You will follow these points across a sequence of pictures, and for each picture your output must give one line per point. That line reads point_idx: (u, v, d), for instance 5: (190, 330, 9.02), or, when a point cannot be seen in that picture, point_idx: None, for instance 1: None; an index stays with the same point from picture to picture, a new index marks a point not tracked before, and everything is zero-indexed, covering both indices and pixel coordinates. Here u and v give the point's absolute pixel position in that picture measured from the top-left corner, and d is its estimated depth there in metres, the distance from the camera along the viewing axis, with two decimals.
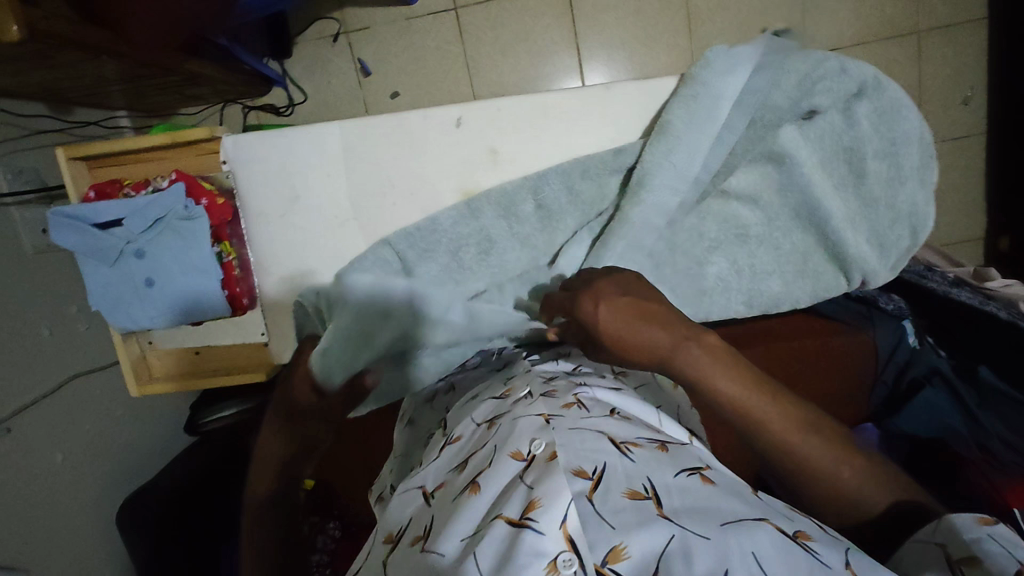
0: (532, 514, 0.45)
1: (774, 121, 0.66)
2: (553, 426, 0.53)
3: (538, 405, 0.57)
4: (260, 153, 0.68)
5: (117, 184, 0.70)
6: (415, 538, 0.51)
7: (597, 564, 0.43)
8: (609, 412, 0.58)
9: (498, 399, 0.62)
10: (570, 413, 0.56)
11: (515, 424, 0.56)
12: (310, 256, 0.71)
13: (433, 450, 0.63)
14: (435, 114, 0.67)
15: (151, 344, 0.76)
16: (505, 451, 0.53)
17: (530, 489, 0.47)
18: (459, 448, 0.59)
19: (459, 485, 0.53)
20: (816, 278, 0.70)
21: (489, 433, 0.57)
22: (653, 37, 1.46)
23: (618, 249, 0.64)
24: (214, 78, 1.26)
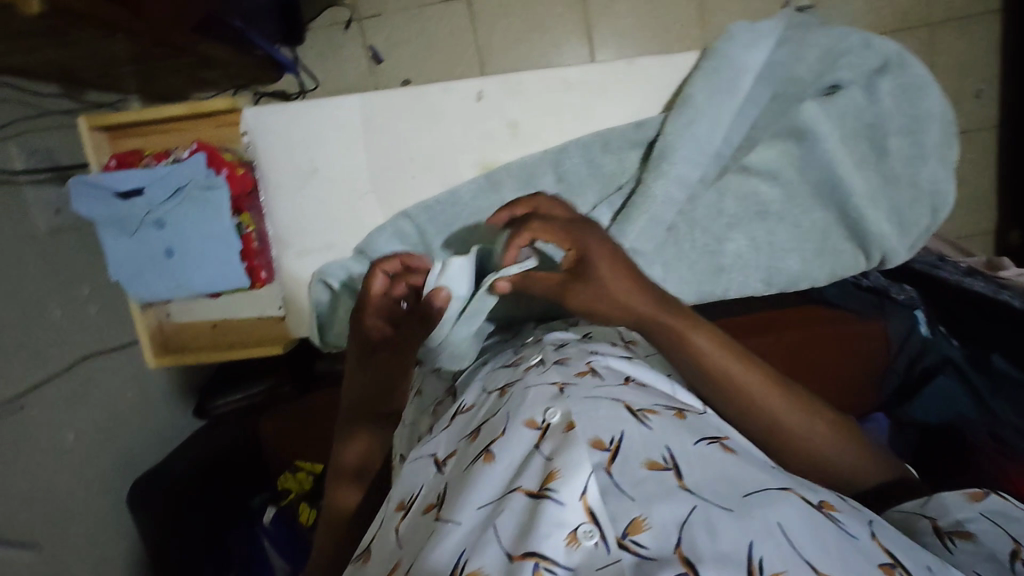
0: (551, 485, 0.42)
1: (794, 98, 0.65)
2: (568, 395, 0.49)
3: (551, 372, 0.54)
4: (280, 125, 0.68)
5: (139, 154, 0.70)
6: (429, 507, 0.48)
7: (619, 536, 0.40)
8: (623, 380, 0.54)
9: (509, 367, 0.60)
10: (585, 381, 0.52)
11: (524, 394, 0.51)
12: (329, 229, 0.71)
13: (444, 417, 0.60)
14: (456, 88, 0.68)
15: (169, 316, 0.77)
16: (520, 417, 0.49)
17: (548, 460, 0.44)
18: (470, 417, 0.55)
19: (471, 455, 0.49)
20: (836, 257, 0.70)
21: (500, 401, 0.53)
22: (665, 25, 1.46)
23: (640, 224, 0.64)
24: (225, 61, 1.26)
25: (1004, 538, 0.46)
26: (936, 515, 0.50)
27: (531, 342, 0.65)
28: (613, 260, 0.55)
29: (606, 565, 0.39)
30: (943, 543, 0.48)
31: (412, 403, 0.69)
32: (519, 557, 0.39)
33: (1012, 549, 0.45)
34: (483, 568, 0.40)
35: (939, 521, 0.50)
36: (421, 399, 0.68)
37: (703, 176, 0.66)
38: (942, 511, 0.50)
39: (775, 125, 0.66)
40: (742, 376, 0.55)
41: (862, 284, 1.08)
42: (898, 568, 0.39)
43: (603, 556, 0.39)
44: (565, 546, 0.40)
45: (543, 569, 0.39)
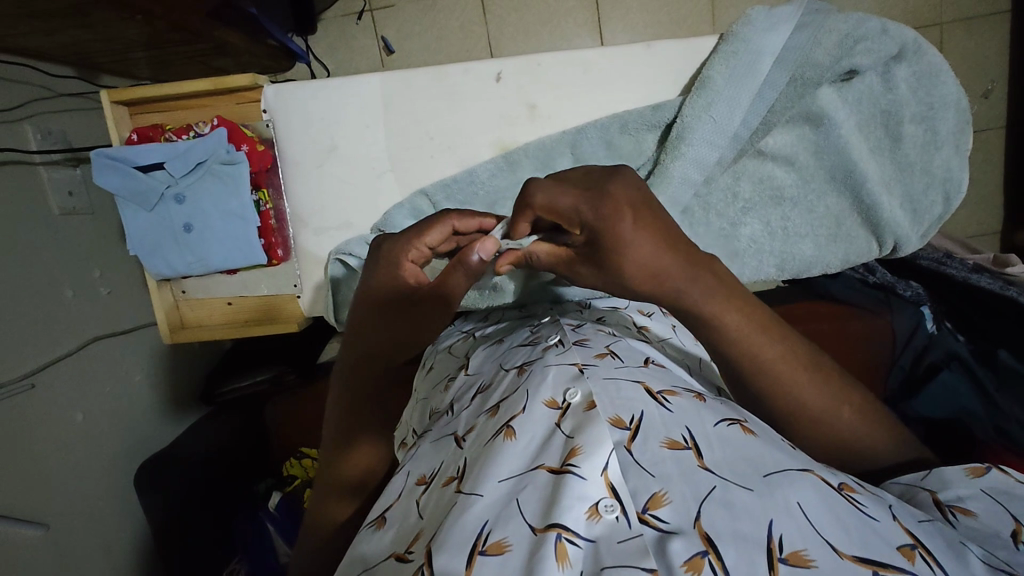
0: (573, 460, 0.42)
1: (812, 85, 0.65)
2: (587, 375, 0.50)
3: (571, 353, 0.54)
4: (301, 103, 0.69)
5: (159, 129, 0.71)
6: (448, 480, 0.48)
7: (639, 511, 0.40)
8: (643, 362, 0.55)
9: (527, 347, 0.60)
10: (603, 362, 0.53)
11: (543, 371, 0.52)
12: (346, 207, 0.71)
13: (461, 394, 0.60)
14: (476, 68, 0.68)
15: (185, 293, 0.77)
16: (541, 395, 0.49)
17: (569, 437, 0.44)
18: (488, 393, 0.56)
19: (490, 431, 0.49)
20: (849, 242, 0.71)
21: (519, 379, 0.54)
22: (675, 19, 1.47)
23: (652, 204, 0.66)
24: (238, 48, 1.27)
25: (1006, 517, 0.45)
26: (936, 489, 0.50)
27: (546, 323, 0.66)
28: (640, 236, 0.48)
29: (627, 538, 0.38)
30: (941, 512, 0.47)
31: (425, 378, 0.70)
32: (542, 530, 0.39)
33: (1014, 529, 0.44)
34: (507, 540, 0.39)
35: (939, 493, 0.49)
36: (433, 375, 0.69)
37: (721, 158, 0.66)
38: (942, 486, 0.50)
39: (792, 107, 0.66)
40: (769, 354, 0.53)
41: (869, 280, 1.11)
42: (919, 550, 0.39)
43: (624, 530, 0.39)
44: (586, 519, 0.40)
45: (565, 541, 0.38)
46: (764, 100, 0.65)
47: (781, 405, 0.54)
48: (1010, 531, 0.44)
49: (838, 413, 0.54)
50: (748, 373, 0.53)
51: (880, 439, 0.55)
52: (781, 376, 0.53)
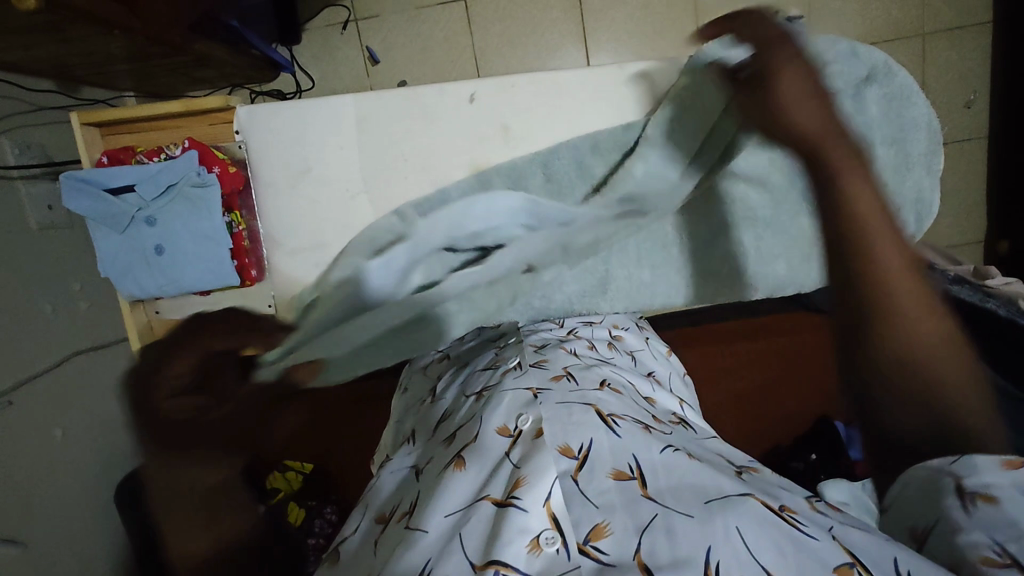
0: (517, 492, 0.43)
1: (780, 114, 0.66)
2: (541, 400, 0.51)
3: (526, 377, 0.55)
4: (273, 126, 0.69)
5: (130, 151, 0.70)
6: (401, 515, 0.49)
7: (580, 543, 0.41)
8: (599, 384, 0.55)
9: (487, 369, 0.60)
10: (559, 385, 0.54)
11: (498, 398, 0.53)
12: (319, 229, 0.71)
13: (426, 423, 0.60)
14: (449, 90, 0.68)
15: (157, 313, 0.76)
16: (492, 423, 0.50)
17: (516, 467, 0.45)
18: (449, 421, 0.57)
19: (445, 459, 0.50)
20: (822, 263, 0.71)
21: (477, 406, 0.54)
22: (660, 32, 1.47)
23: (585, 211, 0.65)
24: (221, 60, 1.26)
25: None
26: (961, 473, 0.46)
27: (510, 343, 0.66)
28: (805, 79, 0.51)
29: (566, 570, 0.39)
30: (962, 502, 0.44)
31: (398, 402, 0.73)
32: (481, 566, 0.39)
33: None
34: None
35: (963, 478, 0.45)
36: (408, 397, 0.70)
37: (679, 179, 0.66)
38: (970, 471, 0.45)
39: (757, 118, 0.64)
40: (868, 254, 0.51)
41: (854, 291, 1.10)
42: (858, 567, 0.36)
43: (563, 562, 0.39)
44: (527, 553, 0.40)
45: None
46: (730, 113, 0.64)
47: (854, 314, 0.52)
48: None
49: (917, 346, 0.50)
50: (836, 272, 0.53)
51: (958, 403, 0.49)
52: (884, 264, 0.51)
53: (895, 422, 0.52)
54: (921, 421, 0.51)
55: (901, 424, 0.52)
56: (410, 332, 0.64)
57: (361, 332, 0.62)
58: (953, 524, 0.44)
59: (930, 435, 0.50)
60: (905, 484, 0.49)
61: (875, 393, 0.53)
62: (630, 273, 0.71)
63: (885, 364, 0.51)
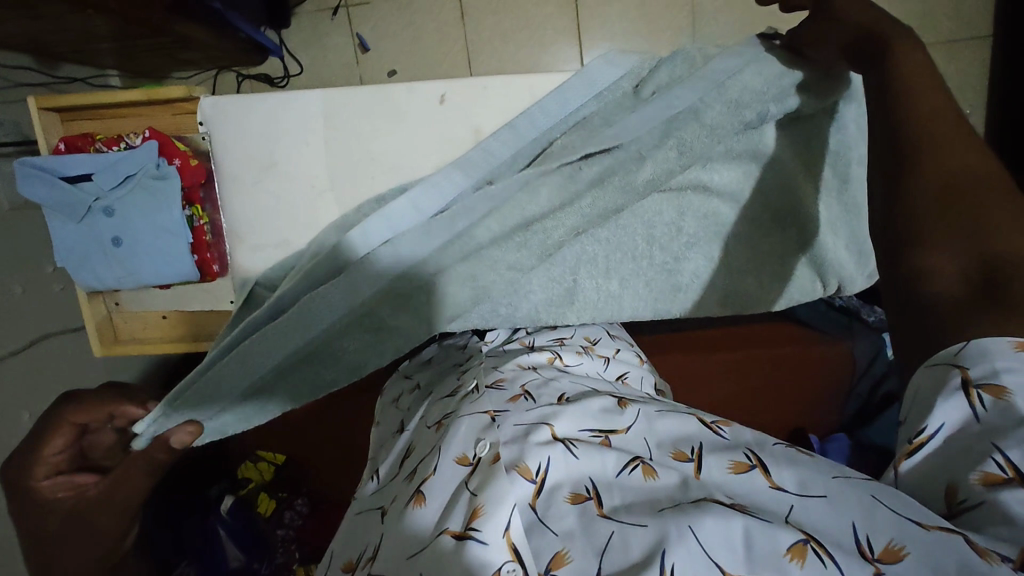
0: (475, 523, 0.42)
1: (722, 134, 0.59)
2: (499, 424, 0.50)
3: (483, 400, 0.55)
4: (238, 117, 0.66)
5: (89, 138, 0.68)
6: (365, 562, 0.48)
7: (540, 572, 0.39)
8: (557, 399, 0.54)
9: (450, 397, 0.60)
10: (516, 407, 0.53)
11: (456, 425, 0.52)
12: (284, 226, 0.70)
13: (395, 458, 0.59)
14: (420, 88, 0.66)
15: (118, 305, 0.75)
16: (451, 453, 0.49)
17: (472, 497, 0.44)
18: (413, 456, 0.55)
19: (407, 495, 0.49)
20: (794, 283, 0.72)
21: (437, 435, 0.53)
22: (654, 32, 1.45)
23: (495, 221, 0.53)
24: (204, 42, 1.24)
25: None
26: (967, 364, 0.34)
27: (472, 365, 0.65)
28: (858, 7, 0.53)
29: None
30: (966, 399, 0.34)
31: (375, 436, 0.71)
32: None
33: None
34: None
35: (970, 370, 0.34)
36: (381, 432, 0.68)
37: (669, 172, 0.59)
38: (975, 357, 0.34)
39: (693, 129, 0.57)
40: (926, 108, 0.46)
41: (835, 304, 1.26)
42: (811, 543, 0.35)
43: None
44: None
45: None
46: (672, 122, 0.57)
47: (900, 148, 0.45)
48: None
49: (965, 189, 0.41)
50: (880, 120, 0.47)
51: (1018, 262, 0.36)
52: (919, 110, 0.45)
53: (922, 259, 0.39)
54: (957, 265, 0.38)
55: (935, 267, 0.39)
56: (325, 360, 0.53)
57: (269, 353, 0.51)
58: (959, 435, 0.34)
59: (973, 289, 0.36)
60: (919, 376, 0.37)
61: (905, 224, 0.42)
62: (598, 285, 0.68)
63: (928, 187, 0.42)
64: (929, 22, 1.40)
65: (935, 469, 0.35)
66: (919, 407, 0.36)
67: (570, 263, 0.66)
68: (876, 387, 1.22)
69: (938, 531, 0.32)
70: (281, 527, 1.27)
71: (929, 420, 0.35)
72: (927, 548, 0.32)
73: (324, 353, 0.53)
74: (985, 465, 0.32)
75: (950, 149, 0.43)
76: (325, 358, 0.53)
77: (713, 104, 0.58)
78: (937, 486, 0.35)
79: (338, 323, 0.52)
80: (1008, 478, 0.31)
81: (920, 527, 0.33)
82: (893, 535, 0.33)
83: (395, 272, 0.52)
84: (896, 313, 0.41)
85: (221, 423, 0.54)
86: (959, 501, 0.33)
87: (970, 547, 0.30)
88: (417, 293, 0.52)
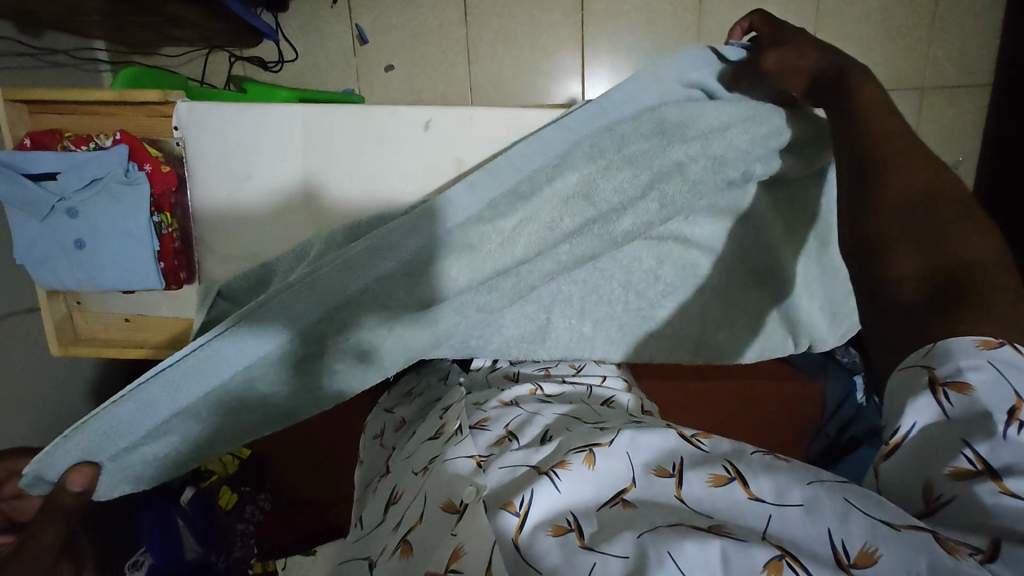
0: (455, 565, 0.41)
1: (704, 189, 0.58)
2: (485, 469, 0.49)
3: (466, 443, 0.52)
4: (216, 122, 0.64)
5: (57, 134, 0.65)
6: None
7: None
8: (541, 439, 0.52)
9: (434, 440, 0.56)
10: (501, 451, 0.52)
11: (442, 471, 0.50)
12: (260, 243, 0.68)
13: (378, 506, 0.57)
14: (405, 113, 0.64)
15: (79, 304, 0.73)
16: (437, 500, 0.47)
17: (454, 537, 0.43)
18: (399, 505, 0.53)
19: (393, 544, 0.49)
20: (766, 337, 0.73)
21: (421, 483, 0.51)
22: (658, 51, 1.43)
23: (465, 265, 0.51)
24: (195, 21, 1.19)
25: (1006, 390, 0.34)
26: (935, 364, 0.37)
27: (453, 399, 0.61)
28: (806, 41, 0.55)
29: None
30: (934, 397, 0.36)
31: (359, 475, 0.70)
32: None
33: (1011, 406, 0.34)
34: None
35: (937, 369, 0.36)
36: (367, 472, 0.67)
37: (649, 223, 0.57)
38: (942, 357, 0.36)
39: (677, 184, 0.56)
40: (878, 129, 0.48)
41: None
42: (786, 558, 0.34)
43: None
44: None
45: None
46: (658, 177, 0.55)
47: (859, 162, 0.48)
48: (1006, 408, 0.34)
49: (918, 202, 0.44)
50: (843, 136, 0.50)
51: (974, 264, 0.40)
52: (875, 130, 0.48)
53: (889, 270, 0.43)
54: (918, 272, 0.41)
55: (900, 275, 0.42)
56: (251, 400, 0.50)
57: (190, 389, 0.46)
58: (932, 431, 0.35)
59: (932, 294, 0.40)
60: (893, 382, 0.39)
61: (869, 237, 0.45)
62: (571, 325, 0.67)
63: (882, 209, 0.45)
64: (933, 68, 1.41)
65: (913, 469, 0.35)
66: (895, 410, 0.38)
67: (545, 301, 0.65)
68: (843, 429, 1.19)
69: (909, 529, 0.33)
70: (240, 522, 1.25)
71: (903, 421, 0.37)
72: (900, 547, 0.32)
73: (253, 393, 0.49)
74: (955, 460, 0.34)
75: (899, 160, 0.46)
76: (255, 398, 0.50)
77: (698, 159, 0.56)
78: (910, 487, 0.35)
79: (268, 359, 0.48)
80: (976, 471, 0.33)
81: (891, 527, 0.33)
82: (867, 538, 0.33)
83: (324, 312, 0.48)
84: (868, 314, 0.44)
85: (134, 467, 0.49)
86: (933, 497, 0.34)
87: (940, 543, 0.31)
88: (375, 338, 0.51)
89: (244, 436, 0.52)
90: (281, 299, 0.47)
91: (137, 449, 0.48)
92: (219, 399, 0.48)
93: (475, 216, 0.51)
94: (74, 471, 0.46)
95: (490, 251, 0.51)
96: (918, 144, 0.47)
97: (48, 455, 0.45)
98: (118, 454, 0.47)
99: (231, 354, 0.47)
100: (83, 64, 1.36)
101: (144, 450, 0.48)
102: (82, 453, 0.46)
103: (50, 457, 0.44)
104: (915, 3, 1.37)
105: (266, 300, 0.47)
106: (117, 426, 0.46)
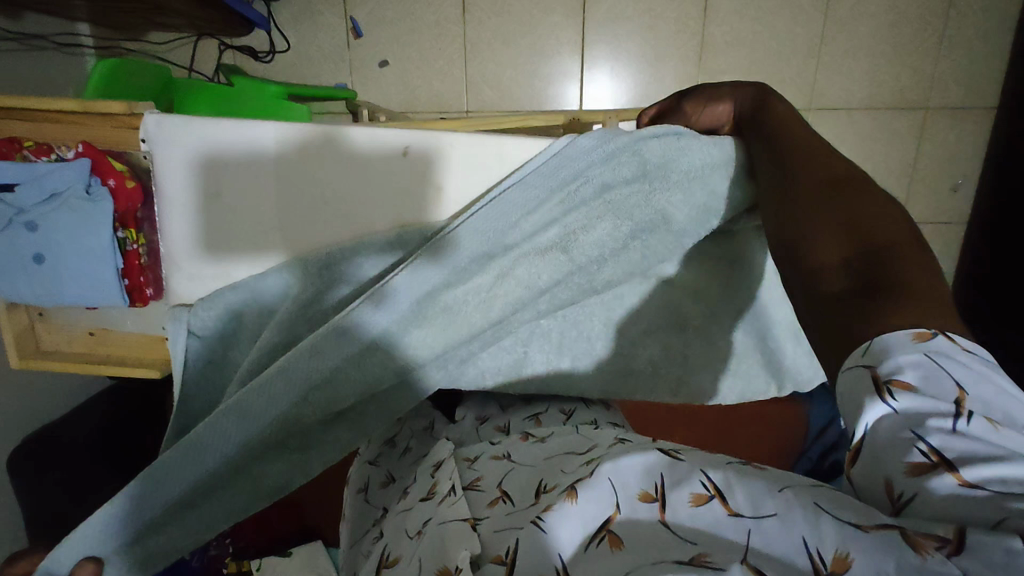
0: None
1: (688, 240, 0.58)
2: (478, 532, 0.45)
3: (459, 505, 0.49)
4: (184, 142, 0.59)
5: (15, 144, 0.62)
6: None
7: None
8: (535, 491, 0.48)
9: (426, 501, 0.54)
10: (494, 512, 0.48)
11: (436, 535, 0.46)
12: (237, 268, 0.64)
13: (370, 568, 0.53)
14: (380, 135, 0.60)
15: (42, 315, 0.73)
16: (431, 568, 0.43)
17: None
18: (393, 570, 0.49)
19: None
20: (747, 381, 0.71)
21: (414, 548, 0.48)
22: (660, 60, 1.39)
23: (435, 330, 0.53)
24: (182, 10, 1.15)
25: (947, 381, 0.32)
26: (875, 363, 0.35)
27: (445, 458, 0.59)
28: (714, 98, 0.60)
29: None
30: (878, 395, 0.34)
31: (345, 529, 0.67)
32: None
33: (956, 396, 0.32)
34: None
35: (879, 368, 0.34)
36: (356, 527, 0.65)
37: (628, 273, 0.58)
38: (881, 356, 0.35)
39: (660, 235, 0.57)
40: (807, 154, 0.49)
41: None
42: None
43: None
44: None
45: None
46: (640, 228, 0.56)
47: (814, 186, 0.47)
48: (951, 399, 0.32)
49: (840, 197, 0.45)
50: (787, 161, 0.50)
51: (890, 254, 0.40)
52: (812, 155, 0.49)
53: (817, 263, 0.43)
54: (845, 264, 0.41)
55: (826, 266, 0.42)
56: (238, 481, 0.53)
57: (176, 481, 0.50)
58: (883, 433, 0.33)
59: (857, 282, 0.40)
60: (839, 386, 0.37)
61: (805, 239, 0.45)
62: (548, 360, 0.63)
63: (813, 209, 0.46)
64: (939, 86, 1.38)
65: (870, 472, 0.33)
66: (850, 415, 0.35)
67: (523, 336, 0.61)
68: (825, 455, 1.18)
69: (878, 531, 0.30)
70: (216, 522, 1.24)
71: (856, 424, 0.34)
72: (872, 553, 0.30)
73: (240, 476, 0.53)
74: (910, 456, 0.31)
75: (843, 183, 0.46)
76: (241, 480, 0.53)
77: (680, 208, 0.56)
78: (876, 493, 0.33)
79: (245, 449, 0.51)
80: (933, 464, 0.30)
81: (861, 530, 0.31)
82: (839, 543, 0.31)
83: (294, 399, 0.51)
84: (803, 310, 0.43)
85: (143, 552, 0.52)
86: (897, 495, 0.31)
87: (907, 541, 0.29)
88: (357, 406, 0.55)
89: (232, 517, 0.54)
90: (250, 395, 0.50)
91: (145, 540, 0.52)
92: (205, 486, 0.52)
93: (444, 281, 0.52)
94: (79, 567, 0.50)
95: (472, 310, 0.54)
96: (850, 168, 0.48)
97: (58, 549, 0.49)
98: (120, 541, 0.51)
99: (206, 441, 0.50)
100: (65, 48, 1.31)
101: (150, 537, 0.52)
102: (88, 550, 0.50)
103: (57, 554, 0.49)
104: (923, 19, 1.33)
105: (245, 393, 0.50)
106: (116, 521, 0.50)
